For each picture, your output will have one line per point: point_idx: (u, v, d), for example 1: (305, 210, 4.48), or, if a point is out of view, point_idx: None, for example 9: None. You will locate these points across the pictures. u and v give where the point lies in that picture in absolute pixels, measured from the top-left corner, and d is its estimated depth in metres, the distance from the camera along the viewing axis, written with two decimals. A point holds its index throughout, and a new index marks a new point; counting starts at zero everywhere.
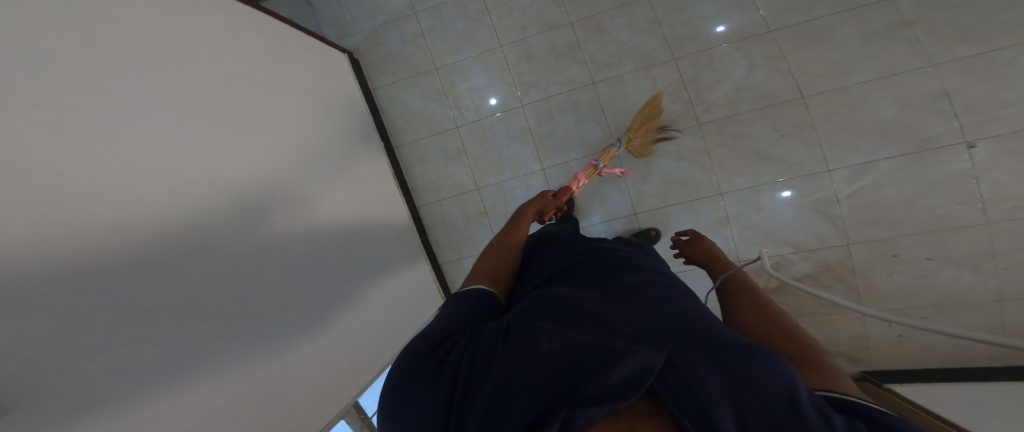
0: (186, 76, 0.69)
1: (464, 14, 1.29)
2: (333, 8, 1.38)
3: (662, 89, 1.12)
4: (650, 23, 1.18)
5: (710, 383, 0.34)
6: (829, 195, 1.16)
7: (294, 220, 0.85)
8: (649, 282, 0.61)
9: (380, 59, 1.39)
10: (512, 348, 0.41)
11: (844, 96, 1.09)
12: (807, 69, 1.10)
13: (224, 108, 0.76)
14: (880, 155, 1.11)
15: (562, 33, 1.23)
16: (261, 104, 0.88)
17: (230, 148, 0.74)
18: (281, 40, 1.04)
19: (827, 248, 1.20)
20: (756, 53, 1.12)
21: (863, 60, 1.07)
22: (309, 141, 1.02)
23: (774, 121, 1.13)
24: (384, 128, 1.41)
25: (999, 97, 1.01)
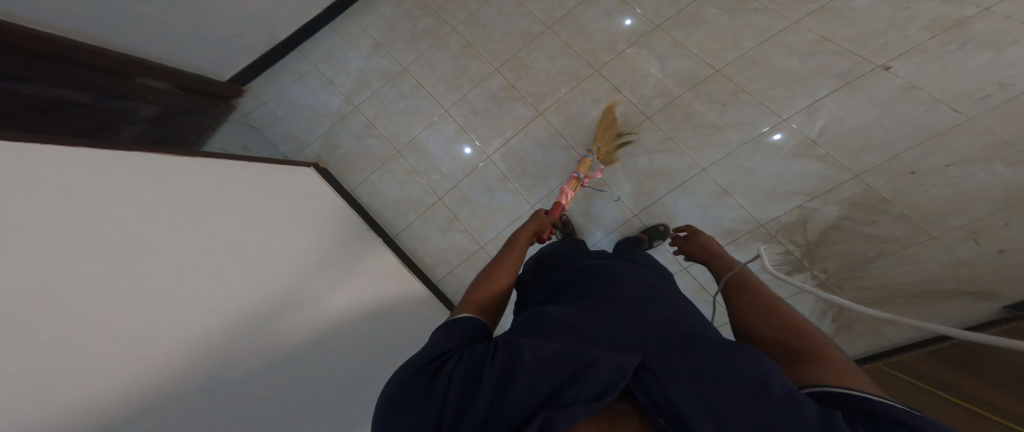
0: (171, 228, 0.79)
1: (401, 93, 1.46)
2: (279, 126, 1.58)
3: (602, 99, 1.27)
4: (562, 47, 1.29)
5: (685, 381, 0.38)
6: (801, 141, 1.17)
7: (283, 326, 0.93)
8: (658, 300, 0.63)
9: (343, 160, 1.54)
10: (504, 362, 0.44)
11: (746, 62, 1.19)
12: (703, 47, 1.21)
13: (212, 246, 0.86)
14: (818, 93, 1.16)
15: (493, 80, 1.36)
16: (234, 220, 0.98)
17: (220, 283, 0.83)
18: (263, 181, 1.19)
19: (838, 187, 1.15)
20: (656, 45, 1.23)
21: (745, 28, 1.19)
22: (301, 249, 1.14)
23: (707, 95, 1.21)
24: (373, 222, 1.49)
25: (868, 30, 1.14)
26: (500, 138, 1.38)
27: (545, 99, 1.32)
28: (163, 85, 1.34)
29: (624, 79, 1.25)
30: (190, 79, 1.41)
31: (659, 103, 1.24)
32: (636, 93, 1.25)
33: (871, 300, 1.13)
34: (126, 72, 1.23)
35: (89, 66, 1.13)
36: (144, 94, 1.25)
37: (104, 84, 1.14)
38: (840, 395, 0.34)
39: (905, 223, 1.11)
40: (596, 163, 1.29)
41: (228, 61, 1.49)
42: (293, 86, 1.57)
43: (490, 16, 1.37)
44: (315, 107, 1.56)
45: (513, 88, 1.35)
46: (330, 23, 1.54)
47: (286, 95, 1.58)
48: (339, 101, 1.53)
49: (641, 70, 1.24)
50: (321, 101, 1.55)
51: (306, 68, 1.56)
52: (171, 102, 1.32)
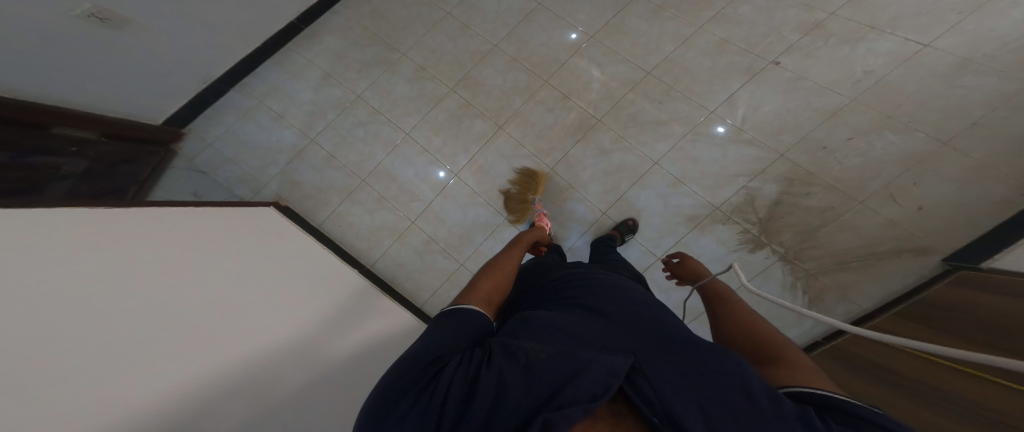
0: (100, 280, 0.61)
1: (357, 121, 1.42)
2: (232, 169, 1.46)
3: (556, 107, 1.33)
4: (511, 62, 1.36)
5: (681, 381, 0.33)
6: (733, 129, 1.29)
7: (256, 384, 0.73)
8: (648, 295, 0.57)
9: (307, 195, 1.42)
10: (499, 364, 0.35)
11: (670, 64, 1.33)
12: (634, 54, 1.34)
13: (155, 293, 0.68)
14: (732, 88, 1.31)
15: (449, 101, 1.38)
16: (186, 262, 0.80)
17: (175, 340, 0.64)
18: (201, 223, 0.97)
19: (772, 165, 1.25)
20: (595, 55, 1.34)
21: (662, 37, 1.35)
22: (269, 285, 0.95)
23: (646, 95, 1.32)
24: (346, 255, 1.36)
25: (756, 30, 1.32)
26: (465, 154, 1.37)
27: (502, 114, 1.35)
28: (87, 133, 1.16)
29: (571, 87, 1.33)
30: (119, 124, 1.25)
31: (606, 105, 1.32)
32: (585, 99, 1.33)
33: (830, 267, 1.19)
34: (44, 123, 1.05)
35: (1, 118, 0.94)
36: (67, 146, 1.08)
37: (18, 139, 0.96)
38: (819, 397, 0.32)
39: (836, 192, 1.21)
40: (560, 169, 1.31)
41: (157, 102, 1.34)
42: (238, 124, 1.47)
43: (437, 41, 1.41)
44: (268, 144, 1.46)
45: (470, 105, 1.37)
46: (272, 57, 1.50)
47: (234, 134, 1.47)
48: (293, 134, 1.44)
49: (586, 78, 1.33)
50: (274, 137, 1.45)
51: (250, 105, 1.47)
52: (100, 152, 1.16)
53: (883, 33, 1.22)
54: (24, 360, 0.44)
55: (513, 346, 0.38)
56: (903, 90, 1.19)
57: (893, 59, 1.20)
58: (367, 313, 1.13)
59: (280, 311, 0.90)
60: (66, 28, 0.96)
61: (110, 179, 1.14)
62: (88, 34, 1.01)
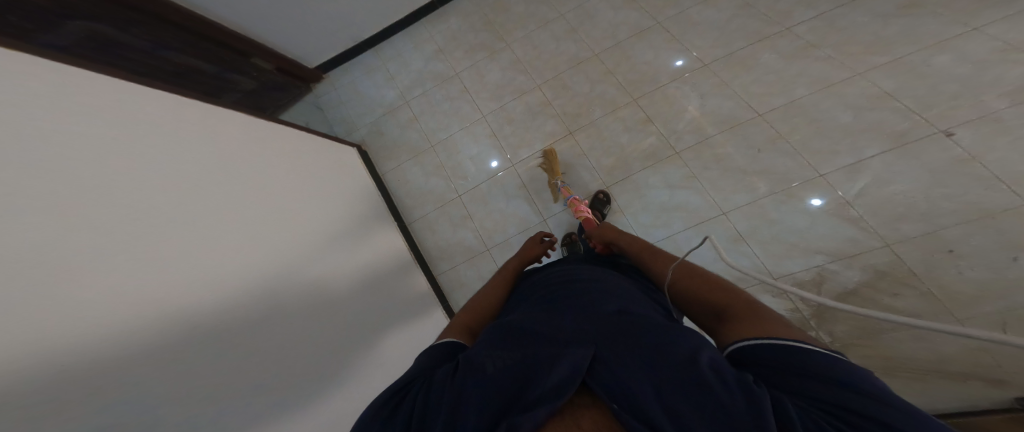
0: (201, 160, 0.83)
1: (448, 95, 1.53)
2: (340, 111, 1.67)
3: (635, 127, 1.29)
4: (605, 74, 1.34)
5: (632, 367, 0.38)
6: (837, 200, 1.14)
7: (296, 276, 0.91)
8: (624, 292, 0.62)
9: (383, 146, 1.59)
10: (461, 378, 0.42)
11: (796, 109, 1.20)
12: (751, 91, 1.22)
13: (237, 186, 0.90)
14: (865, 153, 1.14)
15: (532, 96, 1.41)
16: (257, 168, 1.02)
17: (246, 222, 0.87)
18: (274, 133, 1.19)
19: (868, 252, 1.10)
20: (701, 84, 1.26)
21: (799, 77, 1.21)
22: (316, 205, 1.16)
23: (744, 140, 1.22)
24: (394, 207, 1.53)
25: (942, 89, 1.11)
26: (529, 150, 1.40)
27: (577, 120, 1.34)
28: (266, 64, 1.49)
29: (659, 110, 1.27)
30: (287, 61, 1.56)
31: (691, 139, 1.26)
32: (669, 127, 1.27)
33: (877, 370, 1.09)
34: (243, 51, 1.40)
35: (216, 40, 1.30)
36: (250, 70, 1.41)
37: (223, 59, 1.31)
38: (781, 361, 0.35)
39: (932, 303, 1.03)
40: (615, 189, 1.30)
41: (314, 50, 1.61)
42: (362, 78, 1.66)
43: (543, 40, 1.46)
44: (373, 98, 1.64)
45: (550, 105, 1.39)
46: (406, 28, 1.67)
47: (354, 85, 1.68)
48: (394, 94, 1.60)
49: (682, 105, 1.26)
50: (380, 93, 1.63)
51: (376, 64, 1.66)
52: (268, 81, 1.47)
53: None
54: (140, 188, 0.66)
55: (475, 357, 0.46)
56: None
57: None
58: (391, 267, 1.31)
59: (325, 230, 1.13)
60: None
61: (262, 101, 1.39)
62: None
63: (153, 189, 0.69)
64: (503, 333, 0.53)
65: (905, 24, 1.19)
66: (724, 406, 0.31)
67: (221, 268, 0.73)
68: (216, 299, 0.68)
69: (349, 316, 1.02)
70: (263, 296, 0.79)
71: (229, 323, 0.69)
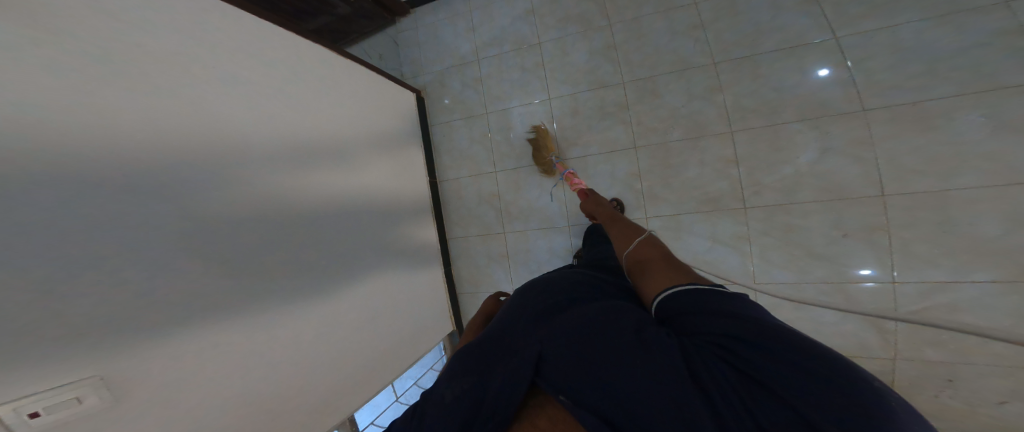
0: (201, 27, 0.64)
1: (521, 64, 1.21)
2: (410, 50, 1.37)
3: (712, 166, 1.04)
4: (713, 91, 1.02)
5: (568, 350, 0.39)
6: (884, 309, 0.93)
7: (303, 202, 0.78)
8: (584, 278, 0.61)
9: (441, 99, 1.35)
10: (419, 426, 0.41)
11: (936, 200, 0.88)
12: (895, 165, 0.91)
13: (243, 67, 0.71)
14: (969, 277, 0.86)
15: (612, 93, 1.10)
16: (303, 147, 0.81)
17: (252, 110, 0.71)
18: (343, 93, 1.00)
19: (868, 358, 1.03)
20: (833, 137, 0.94)
21: (975, 159, 0.85)
22: (368, 198, 1.00)
23: (836, 219, 0.97)
24: (431, 161, 1.39)
25: None
26: (581, 150, 1.15)
27: (650, 135, 1.08)
28: None
29: (754, 155, 1.00)
30: None
31: (772, 198, 1.01)
32: (754, 178, 1.01)
33: None
34: None
35: None
36: None
37: None
38: (709, 320, 0.36)
39: None
40: (654, 223, 1.11)
41: None
42: (444, 24, 1.31)
43: (655, 29, 1.07)
44: (446, 47, 1.32)
45: (627, 109, 1.09)
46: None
47: (434, 28, 1.33)
48: (468, 49, 1.28)
49: (787, 156, 0.98)
50: (455, 44, 1.30)
51: (462, 9, 1.29)
52: (358, 8, 1.20)
53: None
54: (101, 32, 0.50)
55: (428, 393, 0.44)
56: None
57: None
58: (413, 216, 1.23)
59: (375, 228, 1.02)
60: None
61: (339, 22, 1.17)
62: None
63: (122, 38, 0.52)
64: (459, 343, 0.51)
65: None
66: (665, 383, 0.32)
67: (233, 158, 0.65)
68: (224, 196, 0.62)
69: (360, 324, 0.91)
70: (263, 243, 0.68)
71: (224, 235, 0.61)
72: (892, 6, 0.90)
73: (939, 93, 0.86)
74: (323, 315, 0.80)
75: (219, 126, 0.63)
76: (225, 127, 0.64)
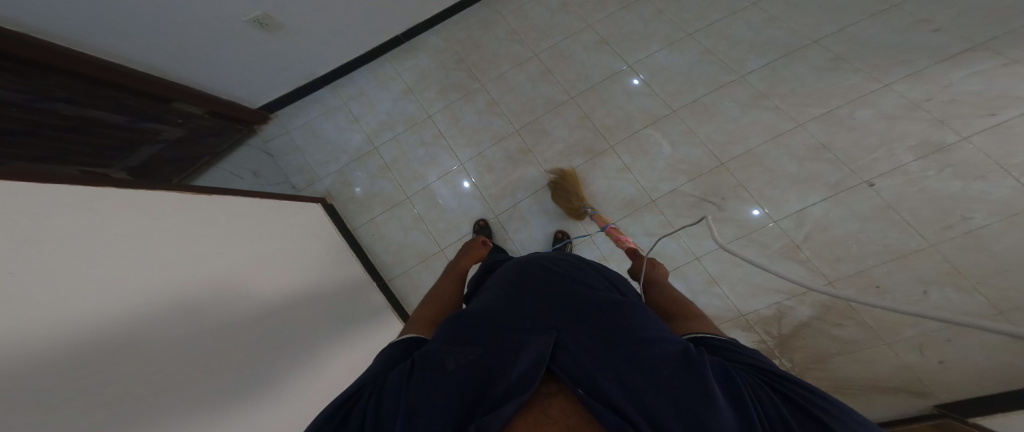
0: (116, 224, 0.70)
1: (422, 140, 1.45)
2: (296, 157, 1.53)
3: (613, 175, 1.33)
4: (582, 118, 1.39)
5: (596, 347, 0.50)
6: (789, 242, 1.26)
7: (200, 312, 0.74)
8: (586, 278, 0.73)
9: (353, 199, 1.46)
10: (421, 376, 0.45)
11: (750, 158, 1.32)
12: (714, 139, 1.34)
13: (160, 231, 0.78)
14: (810, 200, 1.27)
15: (511, 141, 1.40)
16: (217, 250, 0.88)
17: (165, 254, 0.75)
18: (232, 207, 1.04)
19: (817, 289, 1.22)
20: (670, 131, 1.36)
21: (752, 129, 1.33)
22: (286, 297, 1.00)
23: (711, 188, 1.30)
24: (371, 266, 1.40)
25: (864, 142, 1.29)
26: (511, 199, 1.37)
27: (557, 166, 1.36)
28: (197, 109, 1.31)
29: (634, 160, 1.34)
30: (223, 103, 1.39)
31: (665, 186, 1.32)
32: (645, 175, 1.33)
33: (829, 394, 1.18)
34: (167, 97, 1.21)
35: (134, 89, 1.12)
36: (177, 118, 1.22)
37: (144, 109, 1.13)
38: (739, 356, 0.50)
39: (867, 330, 1.18)
40: (598, 236, 1.30)
41: (261, 90, 1.47)
42: (319, 120, 1.55)
43: (518, 80, 1.46)
44: (336, 143, 1.52)
45: (530, 151, 1.38)
46: (369, 66, 1.58)
47: (312, 127, 1.55)
48: (360, 139, 1.50)
49: (654, 153, 1.34)
50: (343, 137, 1.52)
51: (337, 105, 1.56)
52: (199, 127, 1.30)
53: (1009, 175, 1.13)
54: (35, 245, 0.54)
55: (435, 357, 0.49)
56: (987, 250, 1.11)
57: (997, 211, 1.12)
58: (362, 317, 1.23)
59: (292, 309, 0.99)
60: (239, 29, 1.19)
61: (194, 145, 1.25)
62: (252, 33, 1.23)
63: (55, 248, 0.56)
64: (468, 321, 0.58)
65: (835, 77, 1.35)
66: (686, 375, 0.44)
67: (135, 343, 0.60)
68: (123, 369, 0.57)
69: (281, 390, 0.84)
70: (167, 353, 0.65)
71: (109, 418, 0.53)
72: (645, 43, 1.47)
73: (704, 91, 1.39)
74: (246, 412, 0.75)
75: (86, 305, 0.56)
76: (116, 314, 0.59)
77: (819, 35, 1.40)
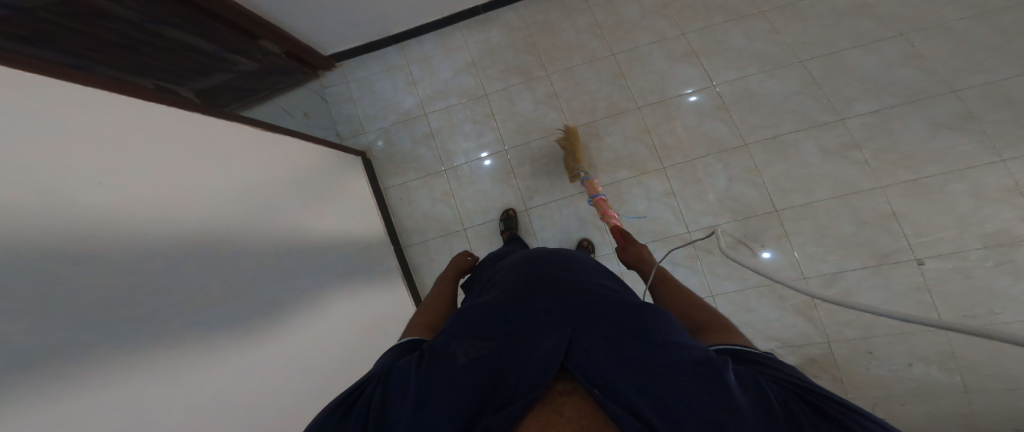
0: (188, 140, 0.73)
1: (471, 116, 1.39)
2: (347, 107, 1.48)
3: (656, 197, 1.28)
4: (642, 131, 1.30)
5: (602, 348, 0.50)
6: (806, 300, 1.29)
7: (256, 242, 0.79)
8: (595, 279, 0.72)
9: (391, 158, 1.44)
10: (428, 369, 0.49)
11: (809, 211, 1.24)
12: (777, 184, 1.25)
13: (220, 156, 0.80)
14: (848, 267, 1.22)
15: (561, 138, 1.33)
16: (254, 184, 0.87)
17: (223, 178, 0.78)
18: (264, 142, 0.99)
19: (811, 344, 1.30)
20: (733, 164, 1.27)
21: (821, 181, 1.24)
22: (319, 256, 1.01)
23: (754, 232, 1.26)
24: (392, 228, 1.42)
25: (940, 219, 1.18)
26: (545, 197, 1.34)
27: (601, 175, 1.30)
28: (276, 48, 1.29)
29: (684, 186, 1.27)
30: (301, 46, 1.35)
31: (706, 220, 1.27)
32: (690, 206, 1.28)
33: None
34: (253, 33, 1.19)
35: (226, 20, 1.10)
36: (255, 53, 1.20)
37: (230, 40, 1.11)
38: (753, 358, 0.48)
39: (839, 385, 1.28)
40: None
41: (339, 41, 1.43)
42: (379, 76, 1.47)
43: (585, 77, 1.36)
44: (388, 102, 1.46)
45: (577, 154, 1.31)
46: (438, 32, 1.47)
47: (370, 82, 1.48)
48: (412, 102, 1.44)
49: (706, 184, 1.27)
50: (396, 98, 1.45)
51: (399, 64, 1.47)
52: (273, 65, 1.27)
53: None
54: (122, 143, 0.58)
55: (443, 350, 0.52)
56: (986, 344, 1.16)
57: None
58: (382, 277, 1.28)
59: (318, 259, 1.00)
60: None
61: (262, 77, 1.21)
62: None
63: (139, 148, 0.61)
64: (478, 317, 0.61)
65: (949, 140, 1.18)
66: (691, 376, 0.43)
67: (218, 247, 0.67)
68: (211, 274, 0.64)
69: (310, 345, 0.85)
70: (228, 263, 0.69)
71: (197, 305, 0.60)
72: (740, 63, 1.31)
73: (788, 129, 1.26)
74: (288, 338, 0.79)
75: (178, 202, 0.63)
76: (196, 218, 0.65)
77: (952, 87, 1.19)
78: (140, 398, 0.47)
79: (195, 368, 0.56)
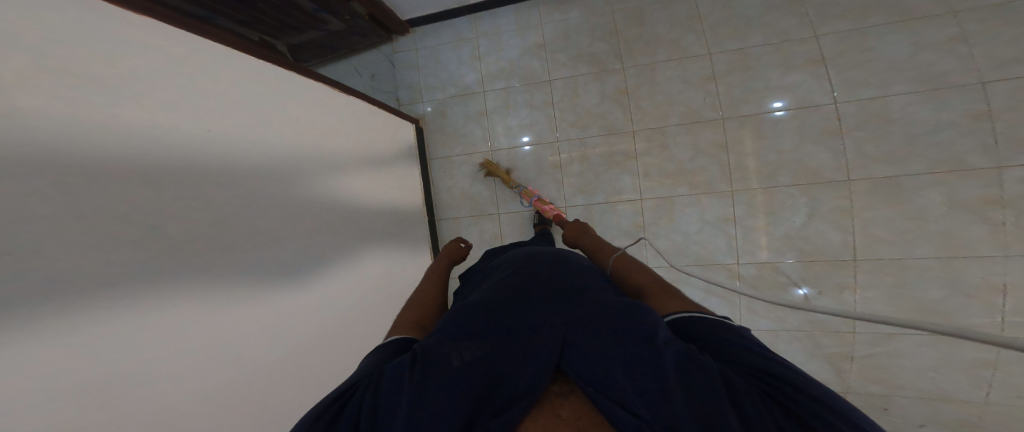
0: (246, 92, 0.67)
1: (528, 101, 1.22)
2: (410, 73, 1.33)
3: (713, 222, 1.12)
4: (718, 146, 1.10)
5: (604, 344, 0.40)
6: (844, 351, 1.16)
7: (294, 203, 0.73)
8: (590, 270, 0.62)
9: (442, 130, 1.31)
10: (419, 370, 0.37)
11: (896, 266, 1.02)
12: (870, 232, 1.03)
13: (271, 109, 0.73)
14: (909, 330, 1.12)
15: (621, 139, 1.15)
16: (293, 141, 0.77)
17: (264, 134, 0.69)
18: (304, 91, 0.86)
19: None
20: (822, 201, 1.06)
21: (930, 237, 1.00)
22: (359, 229, 0.96)
23: (816, 281, 1.07)
24: (430, 200, 1.34)
25: None
26: (587, 197, 1.18)
27: (655, 187, 1.14)
28: (359, 8, 1.17)
29: (750, 216, 1.10)
30: (383, 9, 1.20)
31: (762, 255, 1.10)
32: (750, 238, 1.11)
33: None
34: None
35: None
36: (342, 12, 1.12)
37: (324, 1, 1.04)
38: (739, 333, 0.40)
39: None
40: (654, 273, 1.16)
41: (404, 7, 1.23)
42: (446, 47, 1.29)
43: (670, 77, 1.12)
44: (451, 74, 1.29)
45: (635, 160, 1.15)
46: (516, 2, 1.23)
47: (435, 54, 1.30)
48: (473, 78, 1.26)
49: (779, 218, 1.09)
50: (458, 69, 1.28)
51: (468, 35, 1.27)
52: (353, 26, 1.17)
53: None
54: (172, 77, 0.53)
55: (434, 346, 0.41)
56: None
57: None
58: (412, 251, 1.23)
59: (350, 225, 0.92)
60: None
61: (342, 34, 1.14)
62: None
63: (191, 85, 0.56)
64: (470, 309, 0.50)
65: None
66: (699, 369, 0.33)
67: (258, 197, 0.64)
68: (253, 220, 0.62)
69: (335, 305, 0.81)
70: (258, 210, 0.64)
71: (230, 243, 0.57)
72: (886, 78, 1.01)
73: (914, 168, 1.00)
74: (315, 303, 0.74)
75: (218, 145, 0.58)
76: (236, 167, 0.60)
77: None
78: (136, 321, 0.43)
79: (210, 290, 0.53)
